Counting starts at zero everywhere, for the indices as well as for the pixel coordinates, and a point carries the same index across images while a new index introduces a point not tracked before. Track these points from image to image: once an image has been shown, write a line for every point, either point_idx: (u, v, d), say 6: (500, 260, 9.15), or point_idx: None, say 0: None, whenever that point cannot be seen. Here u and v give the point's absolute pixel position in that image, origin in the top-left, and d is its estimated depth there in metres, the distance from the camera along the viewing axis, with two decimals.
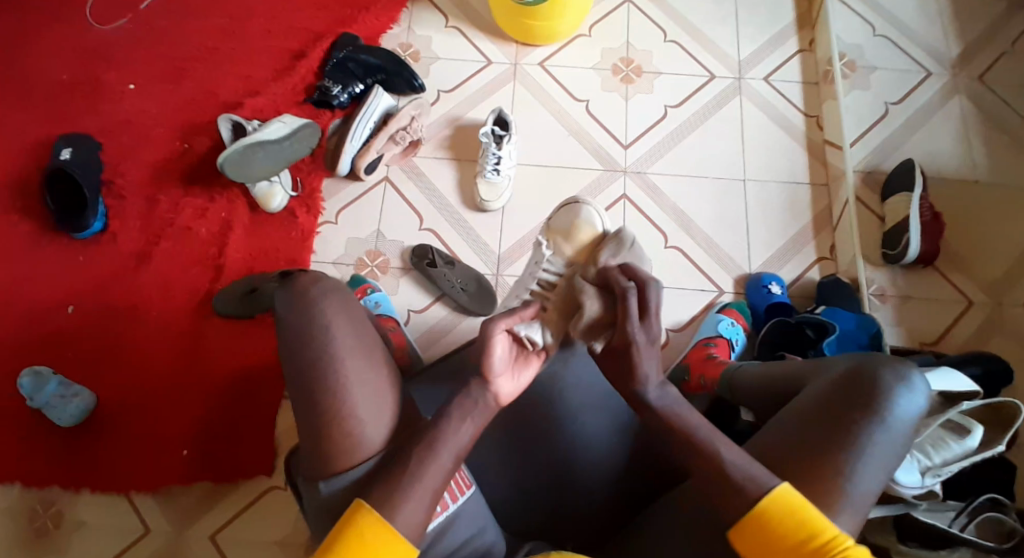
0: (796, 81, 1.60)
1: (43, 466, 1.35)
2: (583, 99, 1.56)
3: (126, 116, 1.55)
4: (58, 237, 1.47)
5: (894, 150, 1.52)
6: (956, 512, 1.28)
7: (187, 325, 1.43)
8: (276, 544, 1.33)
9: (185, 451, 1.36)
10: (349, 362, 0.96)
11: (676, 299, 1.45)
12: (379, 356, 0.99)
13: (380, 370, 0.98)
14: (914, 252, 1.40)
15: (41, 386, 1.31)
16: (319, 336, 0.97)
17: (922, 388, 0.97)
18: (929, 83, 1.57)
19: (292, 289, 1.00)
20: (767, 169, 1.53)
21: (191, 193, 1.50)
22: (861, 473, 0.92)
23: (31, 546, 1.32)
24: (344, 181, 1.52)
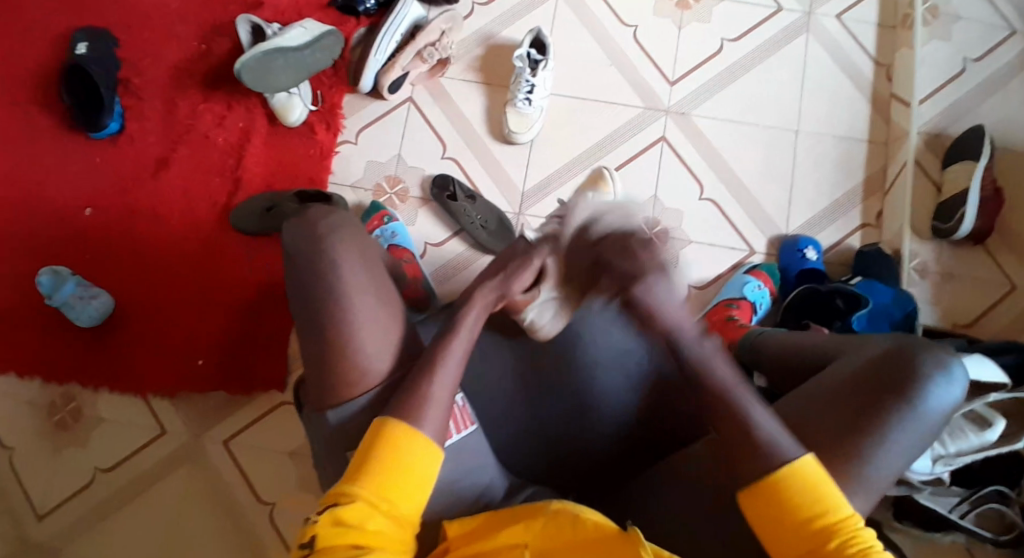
0: (871, 22, 1.43)
1: (63, 363, 1.39)
2: (631, 25, 1.43)
3: (145, 9, 1.47)
4: (76, 135, 1.44)
5: (966, 113, 1.37)
6: (959, 499, 1.22)
7: (203, 236, 1.41)
8: (287, 454, 1.38)
9: (201, 361, 1.39)
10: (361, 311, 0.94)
11: (705, 255, 1.37)
12: (393, 308, 0.97)
13: (390, 334, 0.96)
14: (968, 227, 1.29)
15: (60, 286, 1.33)
16: (322, 291, 0.94)
17: (960, 379, 0.90)
18: (1014, 42, 1.40)
19: (301, 232, 0.98)
20: (824, 121, 1.40)
21: (210, 98, 1.44)
22: (878, 461, 0.87)
23: (53, 437, 1.38)
24: (367, 98, 1.44)
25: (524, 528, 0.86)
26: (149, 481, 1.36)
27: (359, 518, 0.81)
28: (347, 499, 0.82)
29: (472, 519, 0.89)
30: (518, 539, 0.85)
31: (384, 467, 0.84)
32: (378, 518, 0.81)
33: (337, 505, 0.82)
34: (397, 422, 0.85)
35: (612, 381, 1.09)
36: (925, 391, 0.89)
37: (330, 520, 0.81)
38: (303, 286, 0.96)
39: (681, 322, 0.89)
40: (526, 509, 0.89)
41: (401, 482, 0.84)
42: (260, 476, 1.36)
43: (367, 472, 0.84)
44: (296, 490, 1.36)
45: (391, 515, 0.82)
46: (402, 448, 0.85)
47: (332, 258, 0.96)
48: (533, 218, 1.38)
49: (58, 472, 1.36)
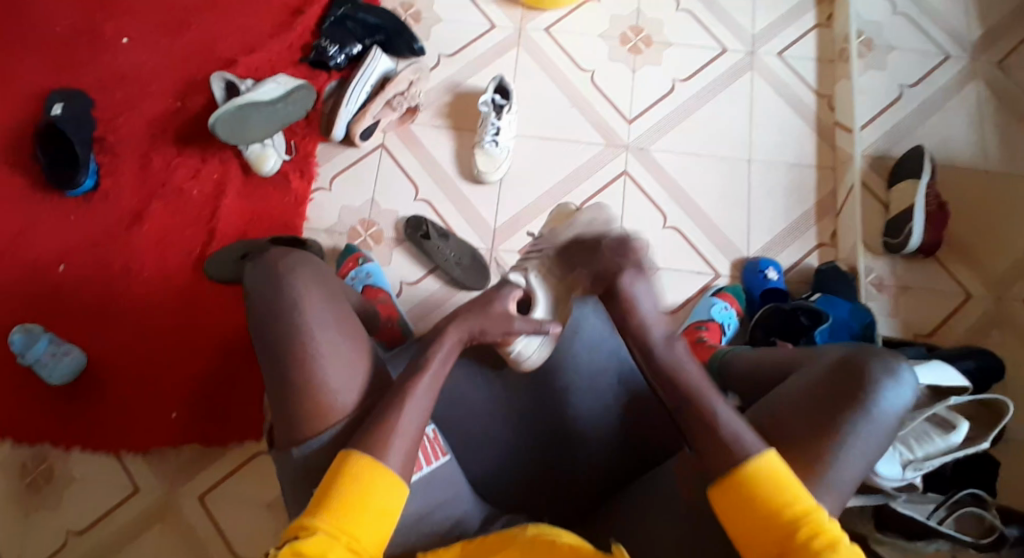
0: (811, 58, 1.54)
1: (33, 422, 1.36)
2: (589, 69, 1.52)
3: (120, 71, 1.52)
4: (50, 193, 1.46)
5: (905, 136, 1.47)
6: (934, 505, 1.24)
7: (176, 289, 1.42)
8: (265, 507, 1.35)
9: (174, 414, 1.37)
10: (320, 335, 0.93)
11: (673, 279, 1.43)
12: (356, 333, 0.97)
13: (359, 365, 0.96)
14: (916, 241, 1.36)
15: (32, 344, 1.32)
16: (291, 310, 0.94)
17: (910, 381, 0.95)
18: (947, 67, 1.51)
19: (264, 262, 0.98)
20: (774, 149, 1.49)
21: (184, 153, 1.48)
22: (839, 468, 0.91)
23: (22, 500, 1.33)
24: (340, 146, 1.49)
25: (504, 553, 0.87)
26: (121, 541, 1.32)
27: (319, 551, 0.80)
28: (304, 533, 0.81)
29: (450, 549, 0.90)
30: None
31: (346, 498, 0.84)
32: (338, 549, 0.81)
33: (296, 539, 0.81)
34: (356, 453, 0.86)
35: (586, 403, 1.10)
36: (877, 395, 0.93)
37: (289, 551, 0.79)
38: (274, 312, 0.95)
39: (650, 315, 0.95)
40: (500, 537, 0.90)
41: (362, 513, 0.84)
42: (237, 529, 1.33)
43: (331, 505, 0.83)
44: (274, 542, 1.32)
45: (351, 547, 0.81)
46: (369, 479, 0.85)
47: (300, 297, 0.95)
48: (506, 252, 1.42)
49: (28, 535, 1.32)
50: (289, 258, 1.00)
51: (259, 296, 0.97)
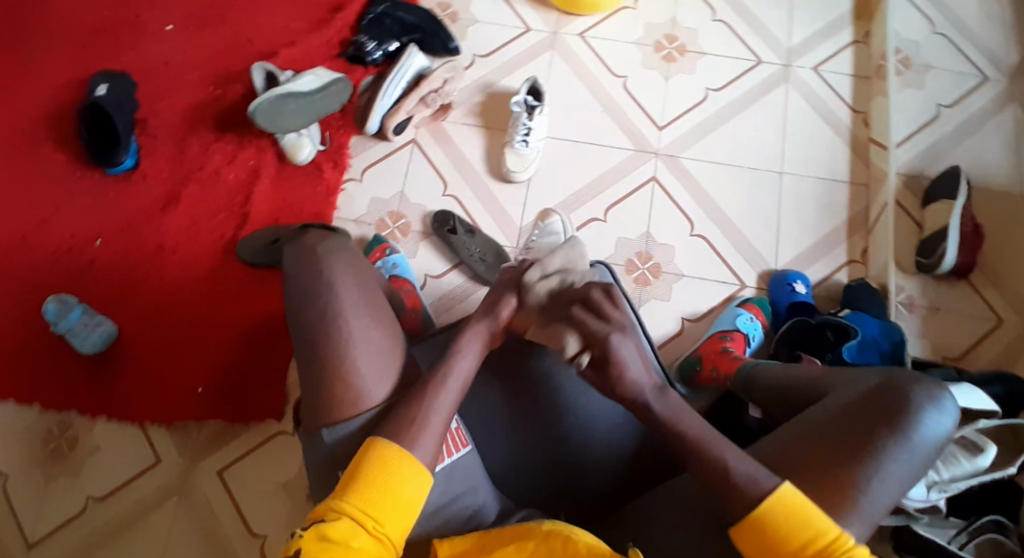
0: (846, 74, 1.53)
1: (61, 391, 1.40)
2: (622, 75, 1.53)
3: (166, 57, 1.56)
4: (91, 171, 1.50)
5: (941, 155, 1.45)
6: (956, 530, 1.20)
7: (208, 270, 1.45)
8: (281, 487, 1.36)
9: (200, 390, 1.40)
10: (351, 319, 0.94)
11: (697, 288, 1.42)
12: (385, 319, 0.98)
13: (389, 348, 0.96)
14: (949, 262, 1.34)
15: (66, 312, 1.36)
16: (323, 291, 0.96)
17: (951, 411, 0.91)
18: (984, 90, 1.49)
19: (299, 246, 1.00)
20: (806, 162, 1.48)
21: (222, 139, 1.51)
22: (874, 493, 0.87)
23: (45, 466, 1.37)
24: (374, 140, 1.51)
25: (519, 547, 0.87)
26: (138, 513, 1.34)
27: (344, 534, 0.81)
28: (332, 517, 0.83)
29: (464, 539, 0.90)
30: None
31: (375, 482, 0.85)
32: (363, 535, 0.82)
33: (322, 521, 0.82)
34: (383, 440, 0.87)
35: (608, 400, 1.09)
36: (920, 422, 0.90)
37: (316, 536, 0.81)
38: (303, 295, 0.96)
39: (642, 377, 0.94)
40: (516, 530, 0.90)
41: (390, 500, 0.85)
42: (252, 509, 1.35)
43: (357, 489, 0.84)
44: (287, 525, 1.34)
45: (377, 534, 0.83)
46: (393, 465, 0.86)
47: (331, 283, 0.96)
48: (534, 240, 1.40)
49: (48, 502, 1.35)
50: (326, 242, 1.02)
51: (291, 281, 0.98)
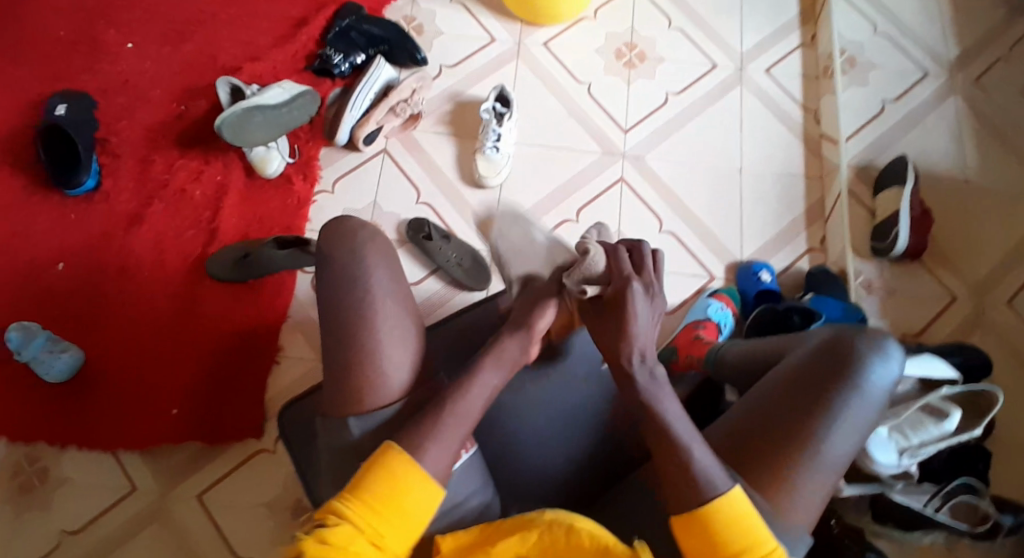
0: (796, 74, 1.61)
1: (28, 422, 1.34)
2: (585, 81, 1.58)
3: (125, 75, 1.54)
4: (49, 193, 1.46)
5: (889, 146, 1.54)
6: (930, 495, 1.24)
7: (178, 289, 1.42)
8: (263, 506, 1.33)
9: (175, 411, 1.35)
10: (382, 304, 0.96)
11: (668, 282, 1.46)
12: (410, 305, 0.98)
13: (404, 337, 0.96)
14: (902, 245, 1.42)
15: (30, 340, 1.29)
16: (355, 273, 0.97)
17: (897, 359, 0.98)
18: (927, 82, 1.60)
19: (339, 227, 1.01)
20: (764, 159, 1.54)
21: (187, 155, 1.49)
22: (834, 439, 0.92)
23: (13, 502, 1.31)
24: (343, 151, 1.51)
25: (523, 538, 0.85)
26: (115, 544, 1.29)
27: (344, 543, 0.77)
28: (335, 521, 0.78)
29: (467, 532, 0.88)
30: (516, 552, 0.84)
31: (385, 494, 0.80)
32: (361, 543, 0.77)
33: (323, 526, 0.78)
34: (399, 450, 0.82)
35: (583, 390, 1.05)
36: (867, 369, 0.96)
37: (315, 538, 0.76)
38: (339, 280, 0.97)
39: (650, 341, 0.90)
40: (518, 522, 0.87)
41: (400, 512, 0.80)
42: (234, 532, 1.31)
43: (365, 495, 0.80)
44: (271, 545, 1.30)
45: (375, 543, 0.78)
46: (406, 478, 0.81)
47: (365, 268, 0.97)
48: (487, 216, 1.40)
49: (17, 539, 1.29)
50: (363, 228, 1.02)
51: (324, 263, 0.99)
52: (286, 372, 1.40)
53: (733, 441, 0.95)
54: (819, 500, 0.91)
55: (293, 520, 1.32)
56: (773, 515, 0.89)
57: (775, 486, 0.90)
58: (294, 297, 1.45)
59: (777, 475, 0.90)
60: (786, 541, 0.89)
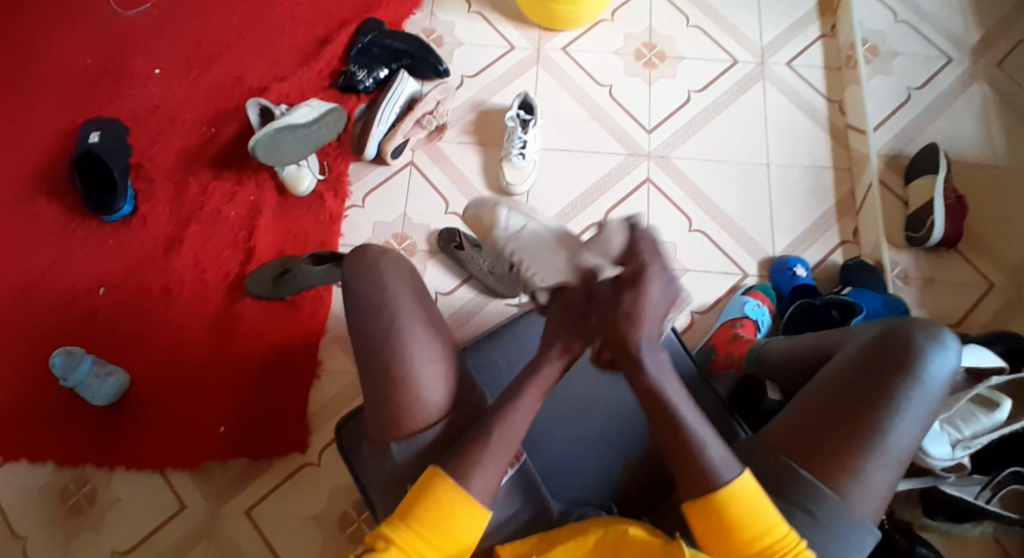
0: (818, 66, 1.61)
1: (75, 445, 1.37)
2: (607, 84, 1.58)
3: (155, 101, 1.57)
4: (88, 220, 1.49)
5: (917, 134, 1.53)
6: (981, 486, 1.28)
7: (219, 307, 1.44)
8: (311, 519, 1.35)
9: (222, 429, 1.38)
10: (411, 331, 0.99)
11: (702, 281, 1.46)
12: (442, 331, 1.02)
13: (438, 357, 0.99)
14: (938, 233, 1.40)
15: (74, 365, 1.31)
16: (385, 302, 1.01)
17: (955, 349, 0.98)
18: (951, 68, 1.58)
19: (362, 255, 1.04)
20: (791, 153, 1.54)
21: (220, 177, 1.51)
22: (896, 432, 0.94)
23: (67, 523, 1.34)
24: (372, 165, 1.53)
25: (579, 546, 0.89)
26: None
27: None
28: (384, 544, 0.86)
29: (523, 542, 0.92)
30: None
31: (429, 521, 0.88)
32: None
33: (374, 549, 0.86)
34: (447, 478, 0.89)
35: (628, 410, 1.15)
36: (926, 361, 0.96)
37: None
38: (367, 308, 1.01)
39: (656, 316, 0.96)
40: (574, 530, 0.92)
41: (444, 538, 0.88)
42: (285, 545, 1.33)
43: (411, 520, 0.88)
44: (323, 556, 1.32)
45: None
46: (451, 505, 0.88)
47: (392, 295, 1.01)
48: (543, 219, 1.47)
49: None
50: (385, 254, 1.06)
51: (354, 294, 1.03)
52: (329, 386, 1.43)
53: (795, 438, 0.98)
54: (883, 489, 0.94)
55: (343, 531, 1.34)
56: (839, 508, 0.93)
57: (839, 480, 0.93)
58: (330, 311, 1.47)
59: (840, 470, 0.94)
60: (852, 531, 0.93)
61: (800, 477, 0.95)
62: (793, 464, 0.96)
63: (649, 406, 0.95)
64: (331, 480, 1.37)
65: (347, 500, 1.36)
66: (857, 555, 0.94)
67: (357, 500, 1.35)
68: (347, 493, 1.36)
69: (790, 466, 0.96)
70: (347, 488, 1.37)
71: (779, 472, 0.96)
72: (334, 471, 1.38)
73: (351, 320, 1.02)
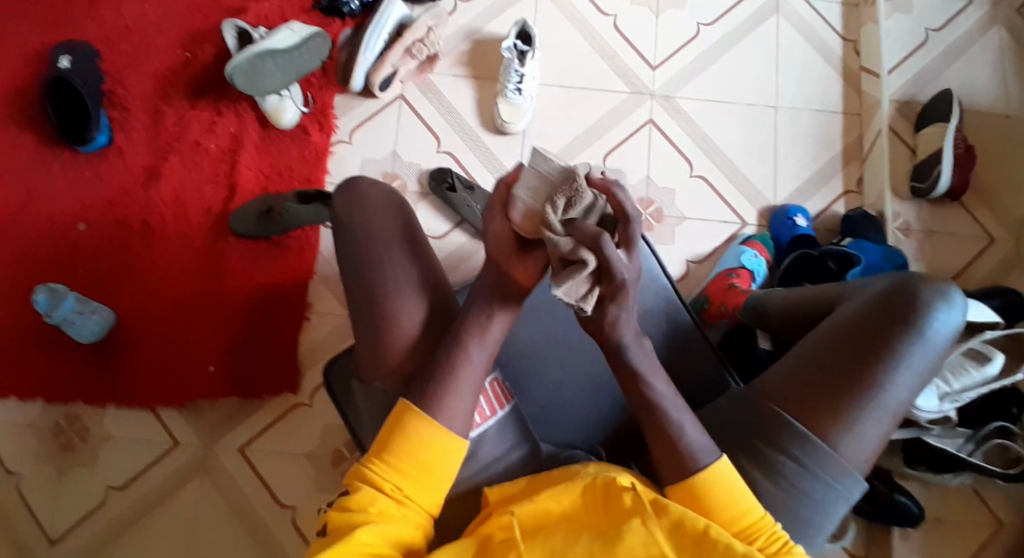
0: (835, 1, 1.51)
1: (63, 384, 1.36)
2: (611, 14, 1.49)
3: (126, 20, 1.46)
4: (60, 150, 1.42)
5: (932, 79, 1.46)
6: (964, 439, 1.32)
7: (204, 244, 1.40)
8: (304, 456, 1.36)
9: (212, 368, 1.36)
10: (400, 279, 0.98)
11: (700, 229, 1.42)
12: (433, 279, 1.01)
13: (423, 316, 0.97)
14: (943, 186, 1.36)
15: (57, 303, 1.27)
16: (376, 249, 0.99)
17: (960, 305, 0.96)
18: (970, 11, 1.50)
19: (356, 192, 1.02)
20: (801, 95, 1.47)
21: (199, 106, 1.43)
22: (892, 388, 0.93)
23: (57, 461, 1.35)
24: (359, 97, 1.45)
25: (566, 490, 0.85)
26: (162, 497, 1.33)
27: (367, 503, 0.84)
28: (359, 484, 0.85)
29: (514, 484, 0.90)
30: (556, 503, 0.84)
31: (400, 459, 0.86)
32: (384, 500, 0.84)
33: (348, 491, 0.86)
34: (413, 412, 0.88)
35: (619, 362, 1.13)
36: (931, 318, 0.94)
37: (339, 507, 0.84)
38: (354, 261, 0.99)
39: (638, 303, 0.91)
40: (561, 475, 0.89)
41: (417, 470, 0.86)
42: (279, 480, 1.35)
43: (382, 456, 0.87)
44: (315, 493, 1.34)
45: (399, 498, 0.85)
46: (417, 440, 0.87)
47: (381, 237, 1.00)
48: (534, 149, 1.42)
49: (63, 494, 1.33)
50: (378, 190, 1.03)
51: (343, 230, 1.01)
52: (317, 327, 1.41)
53: (791, 392, 0.97)
54: (874, 443, 0.95)
55: (334, 470, 1.36)
56: (829, 460, 0.93)
57: (831, 433, 0.94)
58: (320, 251, 1.44)
59: (833, 424, 0.93)
60: (840, 481, 0.94)
61: (793, 429, 0.95)
62: (788, 417, 0.96)
63: (646, 381, 0.93)
64: (323, 418, 1.38)
65: (339, 440, 1.37)
66: (842, 504, 0.96)
67: (348, 440, 1.36)
68: (339, 433, 1.37)
69: (784, 417, 0.96)
70: (338, 427, 1.38)
71: (773, 423, 0.96)
72: (326, 411, 1.39)
73: (344, 259, 1.00)
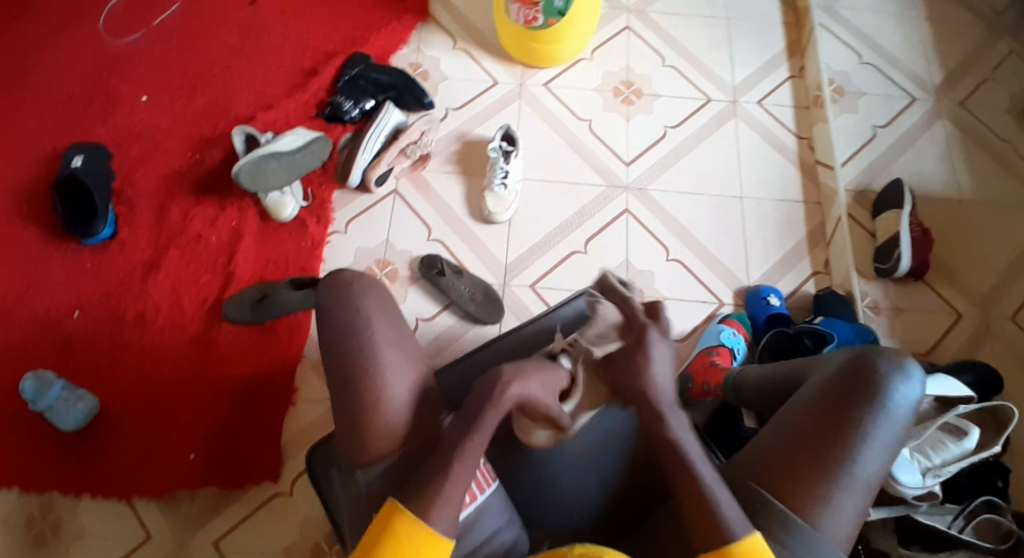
0: (788, 105, 1.68)
1: (41, 472, 1.33)
2: (586, 119, 1.63)
3: (140, 126, 1.58)
4: (65, 243, 1.48)
5: (883, 170, 1.59)
6: (953, 515, 1.25)
7: (196, 332, 1.43)
8: (283, 553, 1.31)
9: (192, 457, 1.34)
10: (385, 348, 0.99)
11: (679, 309, 1.48)
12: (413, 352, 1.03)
13: (411, 372, 1.00)
14: (905, 266, 1.45)
15: (43, 390, 1.30)
16: (357, 323, 1.00)
17: (918, 377, 0.98)
18: (914, 108, 1.66)
19: (337, 279, 1.04)
20: (762, 188, 1.59)
21: (202, 202, 1.52)
22: (863, 460, 0.93)
23: (25, 555, 1.29)
24: (355, 193, 1.55)
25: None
26: None
27: None
28: None
29: None
30: None
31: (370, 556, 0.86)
32: None
33: None
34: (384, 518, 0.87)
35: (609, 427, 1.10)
36: (890, 391, 0.96)
37: None
38: (341, 324, 1.00)
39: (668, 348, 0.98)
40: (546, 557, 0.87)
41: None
42: None
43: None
44: None
45: None
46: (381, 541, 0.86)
47: (365, 311, 1.01)
48: (518, 238, 1.51)
49: None
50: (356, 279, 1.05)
51: (325, 313, 1.02)
52: (305, 414, 1.40)
53: (766, 468, 0.97)
54: (853, 516, 0.94)
55: None
56: (814, 536, 0.91)
57: (809, 507, 0.93)
58: (308, 337, 1.46)
59: (811, 497, 0.93)
60: None
61: (772, 507, 0.94)
62: (766, 493, 0.95)
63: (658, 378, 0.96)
64: (302, 511, 1.34)
65: (319, 532, 1.33)
66: None
67: (329, 533, 1.32)
68: (319, 526, 1.33)
69: (762, 494, 0.95)
70: (318, 520, 1.34)
71: (752, 501, 0.95)
72: (307, 503, 1.35)
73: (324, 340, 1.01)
